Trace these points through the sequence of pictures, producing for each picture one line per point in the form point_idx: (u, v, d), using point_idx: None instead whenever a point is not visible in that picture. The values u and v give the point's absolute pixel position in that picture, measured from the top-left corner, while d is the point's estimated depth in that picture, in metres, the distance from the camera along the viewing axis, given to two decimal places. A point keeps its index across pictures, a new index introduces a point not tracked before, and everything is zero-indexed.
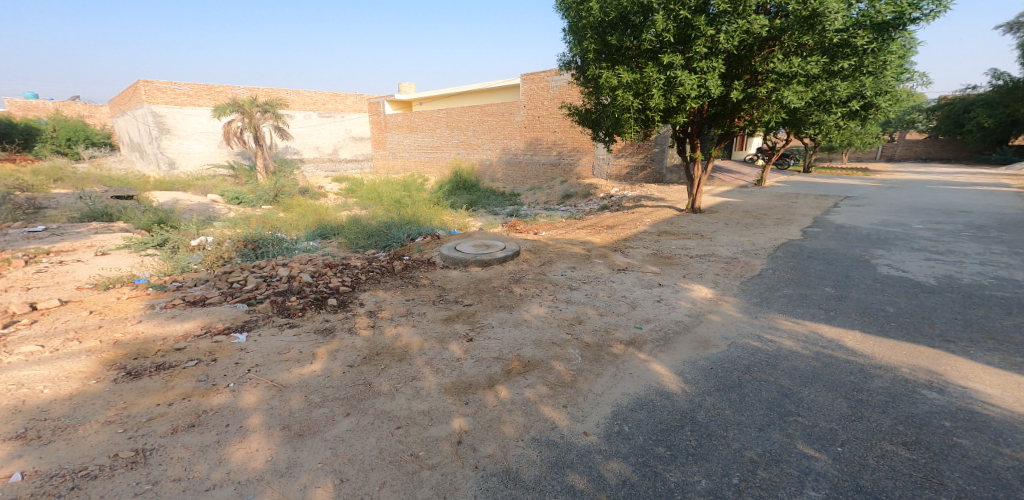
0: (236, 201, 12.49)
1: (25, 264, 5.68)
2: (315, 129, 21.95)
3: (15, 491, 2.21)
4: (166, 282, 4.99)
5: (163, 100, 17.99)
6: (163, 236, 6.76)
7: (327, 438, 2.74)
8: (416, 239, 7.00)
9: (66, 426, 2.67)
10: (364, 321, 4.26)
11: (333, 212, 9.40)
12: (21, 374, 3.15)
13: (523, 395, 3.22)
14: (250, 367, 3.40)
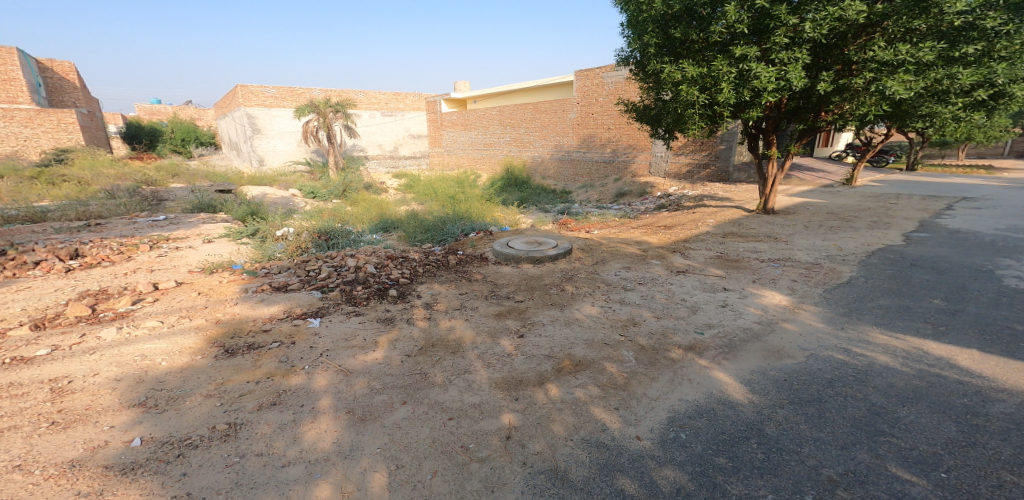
0: (311, 195, 13.33)
1: (148, 249, 6.41)
2: (378, 128, 22.96)
3: (134, 453, 2.50)
4: (256, 268, 5.37)
5: (256, 102, 19.48)
6: (256, 226, 7.35)
7: (385, 424, 2.87)
8: (469, 235, 7.14)
9: (174, 397, 2.99)
10: (420, 313, 4.41)
11: (393, 207, 9.79)
12: (145, 347, 3.57)
13: (573, 394, 3.20)
14: (323, 351, 3.62)
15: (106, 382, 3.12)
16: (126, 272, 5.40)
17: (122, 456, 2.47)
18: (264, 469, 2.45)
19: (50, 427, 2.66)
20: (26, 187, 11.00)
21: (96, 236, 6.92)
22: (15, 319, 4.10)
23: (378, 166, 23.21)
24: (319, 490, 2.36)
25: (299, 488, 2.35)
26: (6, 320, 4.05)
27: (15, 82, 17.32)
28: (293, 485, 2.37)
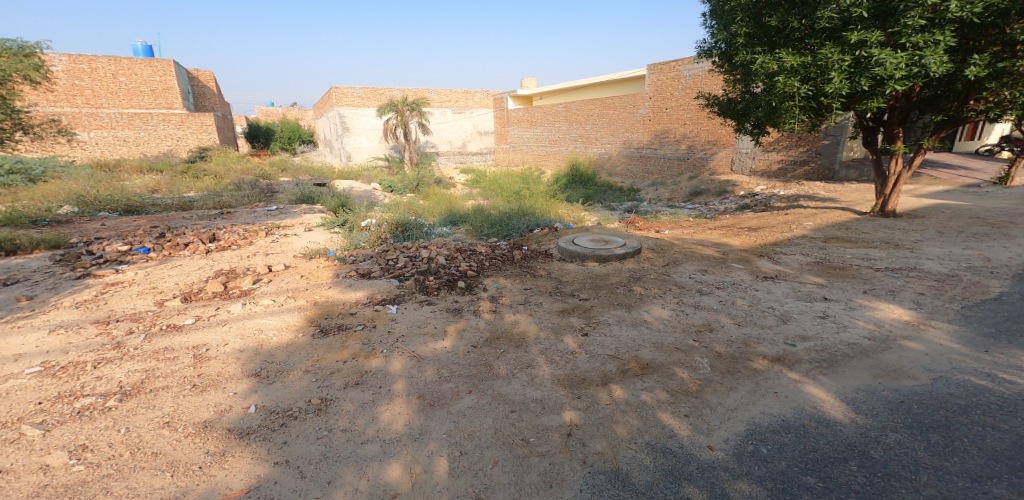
0: (389, 189, 14.03)
1: (265, 234, 7.10)
2: (449, 124, 23.62)
3: (249, 419, 2.80)
4: (345, 255, 5.75)
5: (346, 102, 20.88)
6: (345, 216, 7.89)
7: (451, 411, 2.98)
8: (534, 231, 7.16)
9: (279, 370, 3.30)
10: (486, 305, 4.50)
11: (461, 201, 10.06)
12: (261, 322, 3.98)
13: (639, 397, 3.11)
14: (398, 336, 3.81)
15: (232, 353, 3.51)
16: (248, 255, 6.04)
17: (239, 421, 2.77)
18: (346, 444, 2.64)
19: (190, 389, 3.05)
20: (178, 180, 12.74)
21: (226, 223, 7.80)
22: (171, 291, 4.74)
23: (448, 161, 23.97)
24: (391, 469, 2.51)
25: (374, 465, 2.52)
26: (163, 292, 4.70)
27: (173, 90, 19.55)
28: (369, 462, 2.54)
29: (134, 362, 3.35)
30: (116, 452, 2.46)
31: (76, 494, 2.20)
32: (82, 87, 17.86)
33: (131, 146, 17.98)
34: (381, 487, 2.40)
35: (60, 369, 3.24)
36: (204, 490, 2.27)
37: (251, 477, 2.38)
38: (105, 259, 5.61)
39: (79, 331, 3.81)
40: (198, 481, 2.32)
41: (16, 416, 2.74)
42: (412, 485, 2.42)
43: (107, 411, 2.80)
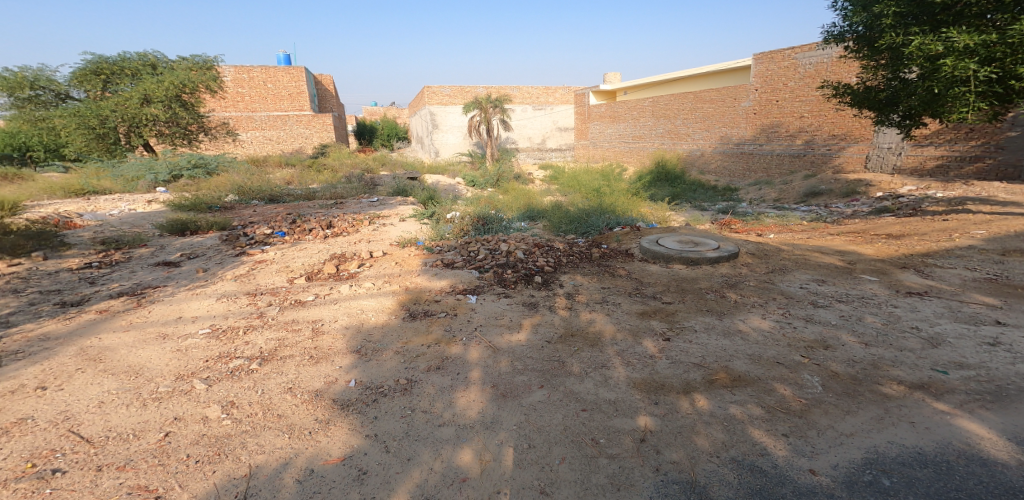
0: (471, 184, 14.51)
1: (369, 223, 7.69)
2: (529, 121, 23.92)
3: (349, 391, 3.06)
4: (433, 246, 6.04)
5: (437, 100, 22.06)
6: (433, 209, 8.31)
7: (522, 403, 3.02)
8: (614, 228, 6.97)
9: (375, 349, 3.56)
10: (562, 301, 4.48)
11: (539, 197, 10.14)
12: (362, 303, 4.32)
13: (727, 410, 2.90)
14: (477, 326, 3.93)
15: (339, 330, 3.86)
16: (355, 241, 6.59)
17: (343, 393, 3.04)
18: (424, 425, 2.80)
19: (308, 360, 3.40)
20: (308, 172, 14.21)
21: (338, 212, 8.58)
22: (299, 270, 5.31)
23: (527, 157, 24.05)
24: (462, 454, 2.62)
25: (448, 448, 2.65)
26: (293, 270, 5.27)
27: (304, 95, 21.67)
28: (443, 444, 2.67)
29: (270, 331, 3.82)
30: (253, 412, 2.82)
31: (225, 444, 2.54)
32: (243, 95, 20.55)
33: (271, 144, 20.97)
34: (453, 470, 2.51)
35: (221, 333, 3.79)
36: (310, 454, 2.53)
37: (346, 446, 2.61)
38: (256, 240, 6.50)
39: (235, 300, 4.43)
40: (306, 445, 2.59)
41: (189, 370, 3.25)
42: (481, 472, 2.50)
43: (248, 374, 3.21)
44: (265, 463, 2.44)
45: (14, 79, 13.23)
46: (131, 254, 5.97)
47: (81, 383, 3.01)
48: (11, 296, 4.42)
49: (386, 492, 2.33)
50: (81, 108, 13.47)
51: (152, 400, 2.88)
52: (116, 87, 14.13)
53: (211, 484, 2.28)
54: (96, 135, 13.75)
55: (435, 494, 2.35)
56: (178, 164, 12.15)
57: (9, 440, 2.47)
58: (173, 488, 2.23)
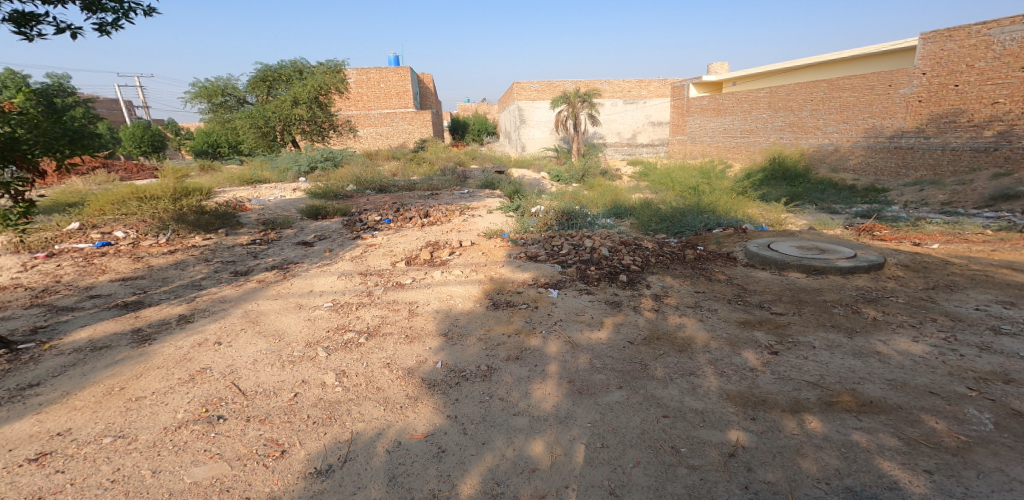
0: (556, 178, 14.33)
1: (460, 214, 8.01)
2: (619, 115, 23.26)
3: (436, 372, 3.23)
4: (517, 238, 6.13)
5: (526, 96, 22.40)
6: (518, 203, 8.40)
7: (598, 402, 2.96)
8: (714, 230, 6.47)
9: (461, 334, 3.71)
10: (649, 303, 4.27)
11: (627, 193, 9.76)
12: (450, 290, 4.52)
13: (846, 436, 2.54)
14: (557, 319, 3.90)
15: (431, 313, 4.09)
16: (447, 230, 6.90)
17: (430, 373, 3.21)
18: (500, 412, 2.88)
19: (404, 338, 3.65)
20: (410, 166, 15.32)
21: (434, 203, 9.07)
22: (400, 254, 5.69)
23: (616, 153, 23.54)
24: (533, 445, 2.66)
25: (520, 437, 2.70)
26: (396, 254, 5.68)
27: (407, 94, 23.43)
28: (516, 433, 2.74)
29: (376, 308, 4.17)
30: (358, 382, 3.11)
31: (335, 410, 2.85)
32: (361, 94, 23.03)
33: (380, 140, 23.29)
34: (524, 459, 2.57)
35: (339, 307, 4.22)
36: (400, 428, 2.75)
37: (429, 423, 2.79)
38: (369, 225, 7.15)
39: (352, 279, 4.90)
40: (396, 419, 2.81)
41: (315, 339, 3.66)
42: (551, 465, 2.52)
43: (356, 347, 3.53)
44: (363, 431, 2.71)
45: (210, 87, 16.12)
46: (282, 235, 6.96)
47: (243, 342, 3.55)
48: (199, 265, 5.42)
49: (460, 472, 2.47)
50: (253, 111, 16.15)
51: (289, 362, 3.31)
52: (276, 92, 16.76)
53: (323, 444, 2.59)
54: (262, 133, 16.38)
55: (505, 480, 2.43)
56: (315, 156, 13.91)
57: (192, 385, 2.99)
58: (294, 444, 2.58)
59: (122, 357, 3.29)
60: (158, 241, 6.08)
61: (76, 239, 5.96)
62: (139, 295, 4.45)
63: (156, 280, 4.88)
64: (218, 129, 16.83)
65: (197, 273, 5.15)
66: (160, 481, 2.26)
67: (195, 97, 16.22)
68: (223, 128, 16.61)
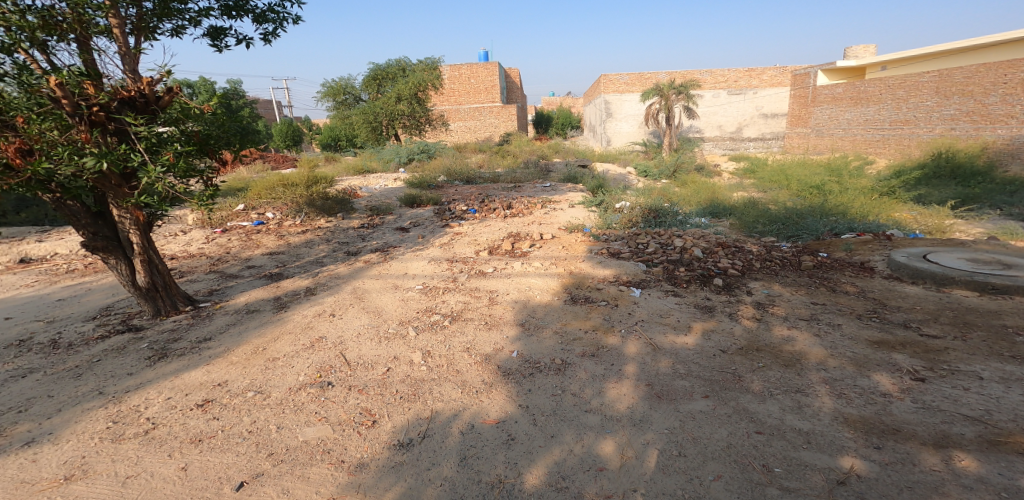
0: (643, 174, 13.13)
1: (541, 207, 7.90)
2: (721, 108, 21.19)
3: (512, 361, 3.29)
4: (599, 234, 5.81)
5: (613, 89, 20.04)
6: (602, 198, 7.77)
7: (678, 409, 2.76)
8: (842, 236, 5.60)
9: (537, 325, 3.71)
10: (749, 311, 3.85)
11: (727, 191, 8.79)
12: (528, 281, 4.51)
13: (1014, 481, 2.02)
14: (638, 320, 3.71)
15: (510, 302, 4.13)
16: (528, 222, 6.81)
17: (506, 361, 3.28)
18: (572, 408, 2.84)
19: (483, 325, 3.77)
20: (496, 159, 15.47)
21: (516, 195, 8.99)
22: (484, 244, 5.81)
23: (714, 148, 21.62)
24: (604, 444, 2.59)
25: (590, 435, 2.65)
26: (481, 244, 5.81)
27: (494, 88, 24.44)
28: (587, 431, 2.68)
29: (459, 294, 4.35)
30: (440, 363, 3.29)
31: (419, 387, 3.06)
32: (453, 90, 24.59)
33: (469, 134, 24.16)
34: (592, 457, 2.51)
35: (428, 290, 4.49)
36: (474, 411, 2.87)
37: (501, 410, 2.87)
38: (456, 215, 7.42)
39: (441, 264, 5.17)
40: (471, 402, 2.94)
41: (407, 318, 3.97)
42: (620, 466, 2.43)
43: (441, 329, 3.74)
44: (441, 411, 2.88)
45: (334, 86, 18.34)
46: (384, 220, 7.55)
47: (349, 316, 3.98)
48: (322, 244, 6.18)
49: (527, 462, 2.50)
50: (365, 108, 18.04)
51: (384, 338, 3.63)
52: (383, 89, 18.55)
53: (407, 419, 2.82)
54: (371, 127, 18.16)
55: (570, 475, 2.40)
56: (413, 149, 15.08)
57: (311, 351, 3.44)
58: (383, 416, 2.84)
59: (266, 320, 3.93)
60: (296, 222, 7.09)
61: (241, 218, 7.25)
62: (280, 268, 5.27)
63: (291, 256, 5.72)
64: (339, 126, 19.18)
65: (321, 251, 5.89)
66: (280, 435, 2.66)
67: (324, 97, 18.61)
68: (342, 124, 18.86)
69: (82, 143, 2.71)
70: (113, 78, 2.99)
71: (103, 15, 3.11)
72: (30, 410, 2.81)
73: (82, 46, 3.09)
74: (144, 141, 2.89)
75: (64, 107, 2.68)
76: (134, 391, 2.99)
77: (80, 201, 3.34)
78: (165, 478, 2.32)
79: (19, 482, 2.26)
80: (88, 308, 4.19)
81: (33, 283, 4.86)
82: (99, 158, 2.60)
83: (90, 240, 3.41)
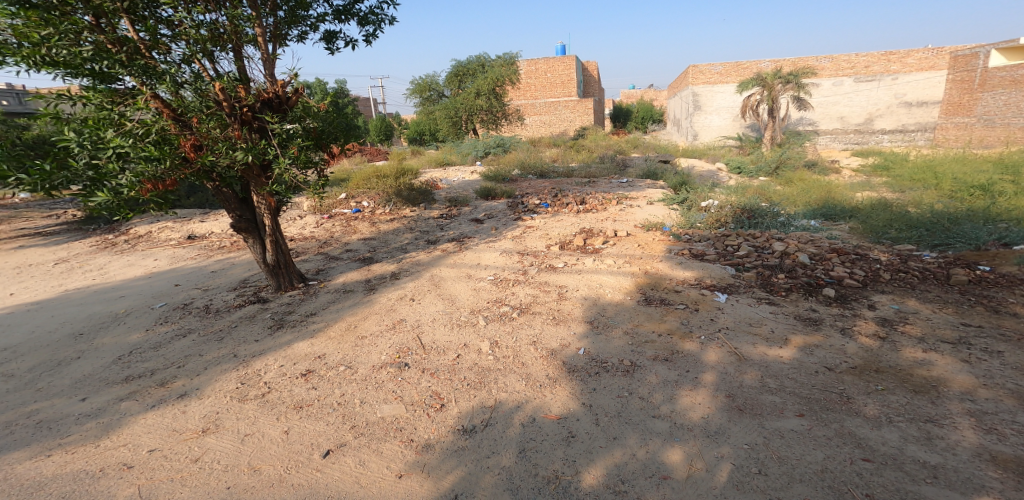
0: (737, 170, 11.53)
1: (617, 202, 7.32)
2: (845, 97, 17.29)
3: (578, 359, 3.18)
4: (680, 233, 5.41)
5: (703, 80, 18.11)
6: (686, 195, 7.18)
7: (763, 424, 2.43)
8: (1014, 244, 4.46)
9: (606, 324, 3.56)
10: (869, 327, 3.25)
11: (847, 191, 7.56)
12: (600, 278, 4.34)
13: None
14: (721, 327, 3.36)
15: (579, 299, 4.02)
16: (602, 218, 6.52)
17: (572, 358, 3.19)
18: (638, 411, 2.66)
19: (551, 319, 3.71)
20: (570, 153, 14.62)
21: (591, 189, 8.60)
22: (555, 238, 5.71)
23: (832, 141, 17.61)
24: (670, 452, 2.37)
25: (657, 441, 2.44)
26: (552, 238, 5.72)
27: (570, 82, 24.00)
28: (653, 436, 2.48)
29: (528, 287, 4.34)
30: (506, 354, 3.32)
31: (486, 376, 3.11)
32: (530, 85, 24.50)
33: (544, 128, 24.55)
34: (656, 464, 2.31)
35: (498, 281, 4.55)
36: (536, 405, 2.83)
37: (564, 407, 2.78)
38: (528, 207, 7.34)
39: (512, 256, 5.19)
40: (534, 395, 2.90)
41: (478, 307, 4.08)
42: (687, 477, 2.21)
43: (509, 320, 3.77)
44: (504, 401, 2.89)
45: (421, 84, 19.87)
46: (460, 211, 7.77)
47: (425, 302, 4.23)
48: (407, 232, 6.60)
49: (585, 461, 2.38)
50: (447, 103, 19.03)
51: (456, 325, 3.78)
52: (465, 84, 19.68)
53: (472, 406, 2.87)
54: (452, 121, 19.06)
55: (631, 480, 2.24)
56: (489, 144, 15.03)
57: (392, 332, 3.73)
58: (450, 400, 2.93)
59: (358, 300, 4.36)
60: (385, 210, 7.65)
61: (342, 206, 8.05)
62: (371, 253, 5.79)
63: (381, 241, 6.25)
64: (424, 120, 21.01)
65: (405, 239, 6.31)
66: (361, 410, 2.88)
67: (412, 93, 20.20)
68: (427, 118, 20.55)
69: (234, 139, 3.31)
70: (256, 81, 3.55)
71: (251, 25, 3.39)
72: (186, 367, 3.44)
73: (235, 55, 3.46)
74: (276, 136, 3.48)
75: (224, 110, 3.27)
76: (256, 357, 3.50)
77: (229, 189, 3.98)
78: (271, 439, 2.65)
79: (171, 430, 2.76)
80: (231, 280, 5.05)
81: (195, 257, 5.99)
82: (247, 154, 3.22)
83: (238, 222, 4.13)
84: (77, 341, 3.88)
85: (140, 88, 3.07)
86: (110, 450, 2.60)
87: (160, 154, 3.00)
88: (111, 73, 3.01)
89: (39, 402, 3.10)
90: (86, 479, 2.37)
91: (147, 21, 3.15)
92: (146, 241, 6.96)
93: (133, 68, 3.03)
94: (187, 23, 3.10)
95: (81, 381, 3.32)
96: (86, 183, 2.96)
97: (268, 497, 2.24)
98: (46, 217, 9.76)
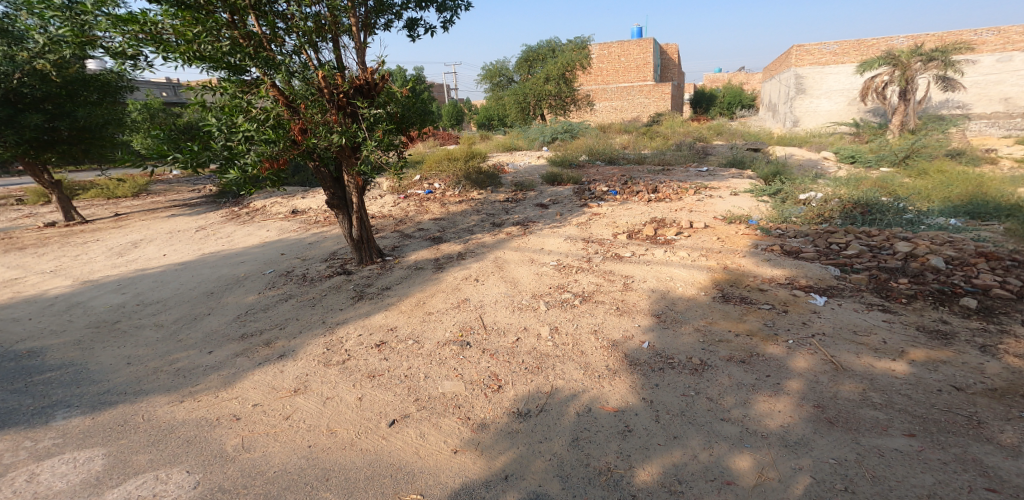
0: (850, 159, 10.16)
1: (694, 192, 6.87)
2: (1014, 75, 13.94)
3: (642, 353, 3.02)
4: (770, 228, 4.93)
5: (810, 61, 16.29)
6: (780, 186, 6.50)
7: (858, 440, 2.09)
8: None
9: (675, 319, 3.34)
10: (1021, 347, 2.62)
11: (1003, 185, 6.21)
12: (671, 270, 4.10)
13: None
14: (815, 332, 2.96)
15: (646, 291, 3.82)
16: (676, 208, 6.14)
17: (634, 351, 3.04)
18: (704, 412, 2.43)
19: (614, 310, 3.57)
20: (642, 140, 13.92)
21: (665, 178, 8.13)
22: (623, 227, 5.50)
23: (988, 127, 14.07)
24: (738, 458, 2.13)
25: (722, 445, 2.20)
26: (620, 227, 5.52)
27: (647, 66, 23.25)
28: (718, 440, 2.24)
29: (592, 275, 4.22)
30: (567, 342, 3.25)
31: (544, 362, 3.07)
32: (602, 70, 24.12)
33: (614, 113, 23.93)
34: (720, 468, 2.09)
35: (562, 267, 4.49)
36: (593, 395, 2.71)
37: (622, 400, 2.63)
38: (596, 194, 7.16)
39: (576, 243, 5.09)
40: (592, 386, 2.79)
41: (539, 292, 4.07)
42: (754, 485, 1.97)
43: (571, 307, 3.70)
44: (561, 388, 2.81)
45: (492, 70, 20.61)
46: (527, 195, 7.81)
47: (489, 283, 4.32)
48: (474, 215, 6.81)
49: (641, 457, 2.22)
50: (517, 89, 19.37)
51: (518, 309, 3.80)
52: (534, 70, 19.95)
53: (528, 390, 2.84)
54: (519, 106, 19.46)
55: (688, 481, 2.05)
56: (557, 129, 14.88)
57: (457, 311, 3.86)
58: (508, 383, 2.92)
59: (427, 277, 4.59)
60: (455, 193, 7.95)
61: (417, 187, 8.49)
62: (440, 233, 6.07)
63: (449, 222, 6.52)
64: (492, 105, 21.61)
65: (472, 220, 6.52)
66: (425, 384, 2.99)
67: (483, 79, 20.99)
68: (496, 104, 21.08)
69: (331, 123, 3.77)
70: (350, 69, 3.97)
71: (346, 16, 3.85)
72: (285, 329, 3.88)
73: (333, 44, 3.91)
74: (365, 121, 3.87)
75: (325, 97, 3.74)
76: (339, 325, 3.85)
77: (326, 168, 4.46)
78: (347, 404, 2.84)
79: (271, 387, 3.09)
80: (323, 252, 5.62)
81: (297, 230, 6.77)
82: (341, 137, 3.65)
83: (332, 199, 4.62)
84: (208, 299, 4.60)
85: (263, 79, 3.61)
86: (224, 401, 2.98)
87: (275, 137, 3.47)
88: (241, 64, 3.57)
89: (179, 352, 3.69)
90: (206, 426, 2.72)
91: (268, 15, 3.65)
92: (261, 215, 8.02)
93: (258, 60, 3.59)
94: (297, 17, 3.59)
95: (207, 337, 3.90)
96: (221, 161, 3.59)
97: (340, 459, 2.38)
98: (189, 191, 11.72)
